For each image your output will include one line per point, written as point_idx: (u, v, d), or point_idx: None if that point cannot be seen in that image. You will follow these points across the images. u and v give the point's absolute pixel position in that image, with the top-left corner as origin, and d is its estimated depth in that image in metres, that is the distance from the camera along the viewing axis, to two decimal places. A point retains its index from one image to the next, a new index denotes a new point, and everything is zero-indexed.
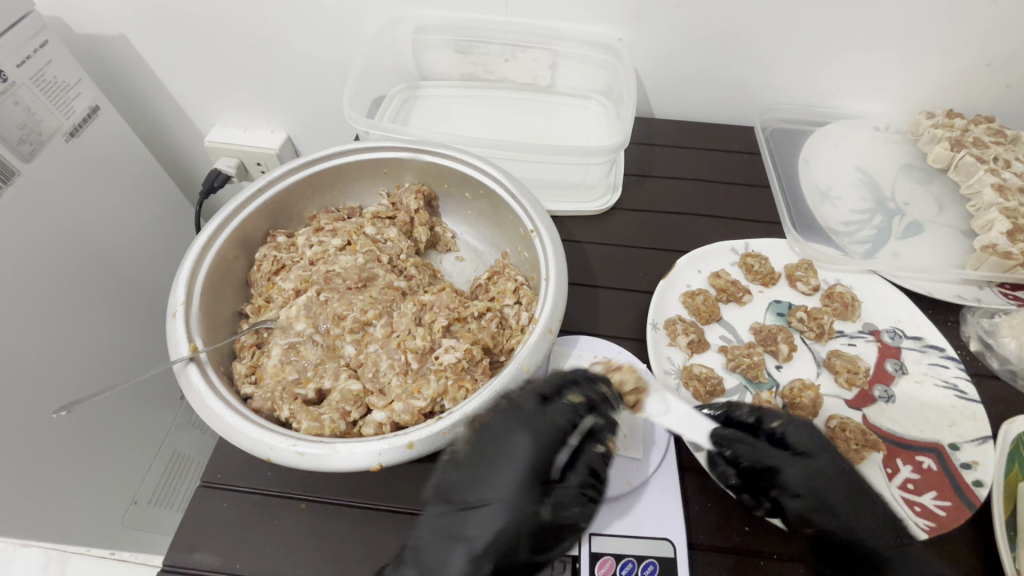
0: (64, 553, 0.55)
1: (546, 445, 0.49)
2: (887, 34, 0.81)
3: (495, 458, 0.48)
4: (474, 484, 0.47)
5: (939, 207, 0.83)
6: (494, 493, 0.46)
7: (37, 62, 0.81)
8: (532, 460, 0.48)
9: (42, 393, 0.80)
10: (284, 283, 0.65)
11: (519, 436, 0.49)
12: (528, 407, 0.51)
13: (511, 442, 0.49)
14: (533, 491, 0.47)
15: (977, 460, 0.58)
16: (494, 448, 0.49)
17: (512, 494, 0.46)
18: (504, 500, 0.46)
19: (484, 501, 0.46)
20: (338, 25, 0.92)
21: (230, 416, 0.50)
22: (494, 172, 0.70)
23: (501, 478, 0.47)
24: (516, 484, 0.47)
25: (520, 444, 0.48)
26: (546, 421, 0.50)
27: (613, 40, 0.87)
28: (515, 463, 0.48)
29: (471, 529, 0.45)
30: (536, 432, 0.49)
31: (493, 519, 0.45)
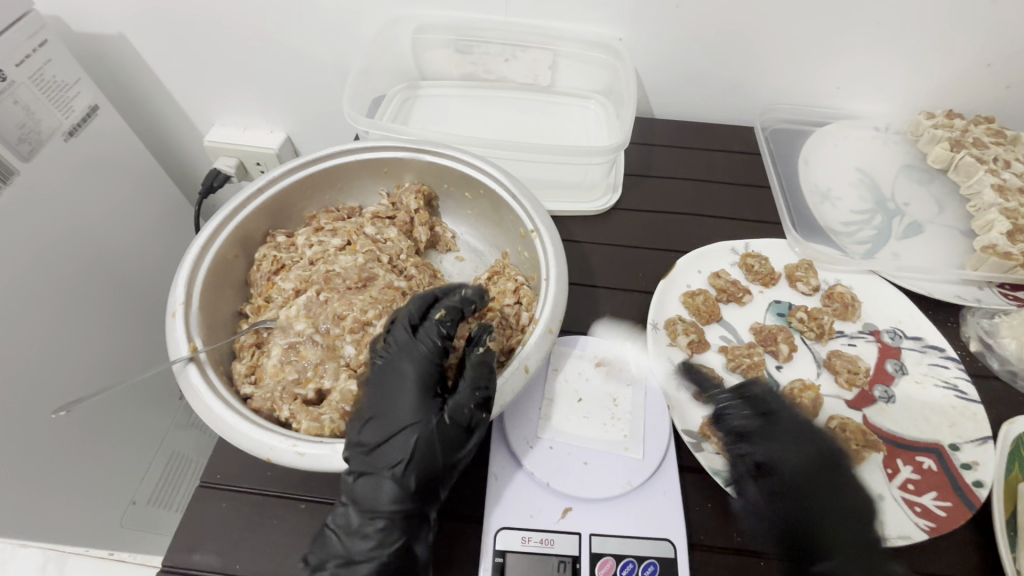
0: (61, 553, 0.55)
1: (425, 363, 0.55)
2: (887, 35, 0.81)
3: (393, 390, 0.54)
4: (379, 413, 0.53)
5: (939, 207, 0.83)
6: (402, 413, 0.52)
7: (37, 61, 0.81)
8: (419, 379, 0.54)
9: (41, 394, 0.80)
10: (284, 283, 0.65)
11: (401, 364, 0.55)
12: (402, 338, 0.56)
13: (396, 371, 0.54)
14: (427, 403, 0.53)
15: (978, 461, 0.58)
16: (384, 380, 0.54)
17: (413, 412, 0.52)
18: (399, 421, 0.52)
19: (391, 426, 0.52)
20: (337, 25, 0.91)
21: (230, 416, 0.50)
22: (494, 172, 0.70)
23: (402, 401, 0.53)
24: (409, 405, 0.53)
25: (403, 370, 0.54)
26: (420, 348, 0.56)
27: (613, 40, 0.87)
28: (407, 386, 0.54)
29: (392, 454, 0.51)
30: (414, 359, 0.55)
31: (405, 436, 0.51)
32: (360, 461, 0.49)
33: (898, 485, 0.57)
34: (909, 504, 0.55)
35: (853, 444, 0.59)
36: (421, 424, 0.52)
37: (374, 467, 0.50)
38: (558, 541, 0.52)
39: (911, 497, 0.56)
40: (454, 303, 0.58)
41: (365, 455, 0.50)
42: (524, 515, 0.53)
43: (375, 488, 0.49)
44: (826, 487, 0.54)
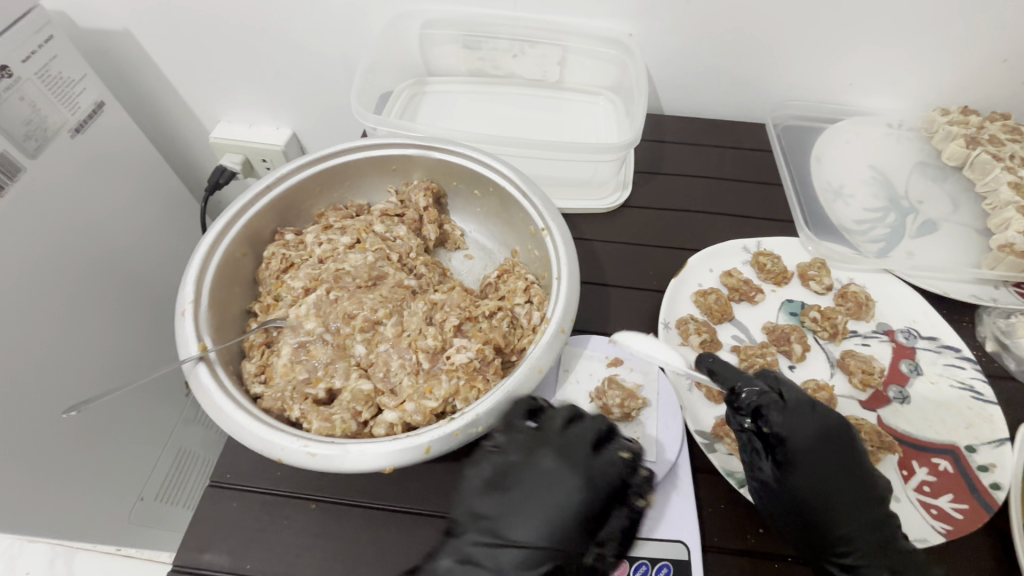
0: (71, 549, 0.55)
1: (598, 496, 0.50)
2: (902, 30, 0.80)
3: (537, 499, 0.50)
4: (516, 517, 0.49)
5: (954, 205, 0.82)
6: (542, 534, 0.48)
7: (43, 57, 0.80)
8: (578, 510, 0.49)
9: (48, 392, 0.80)
10: (293, 281, 0.64)
11: (571, 480, 0.50)
12: (581, 452, 0.52)
13: (557, 488, 0.50)
14: (571, 534, 0.48)
15: (995, 463, 0.57)
16: (540, 489, 0.50)
17: (553, 536, 0.48)
18: (537, 541, 0.48)
19: (528, 541, 0.48)
20: (344, 20, 0.91)
21: (240, 416, 0.50)
22: (505, 170, 0.69)
23: (551, 520, 0.49)
24: (554, 528, 0.48)
25: (570, 488, 0.50)
26: (595, 470, 0.51)
27: (623, 35, 0.86)
28: (562, 507, 0.49)
29: (505, 564, 0.47)
30: (584, 482, 0.50)
31: (532, 555, 0.48)
32: (483, 546, 0.48)
33: (913, 487, 0.57)
34: (925, 506, 0.55)
35: (868, 446, 0.58)
36: (552, 553, 0.48)
37: (486, 562, 0.48)
38: None
39: (926, 500, 0.56)
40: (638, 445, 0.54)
41: (491, 546, 0.48)
42: None
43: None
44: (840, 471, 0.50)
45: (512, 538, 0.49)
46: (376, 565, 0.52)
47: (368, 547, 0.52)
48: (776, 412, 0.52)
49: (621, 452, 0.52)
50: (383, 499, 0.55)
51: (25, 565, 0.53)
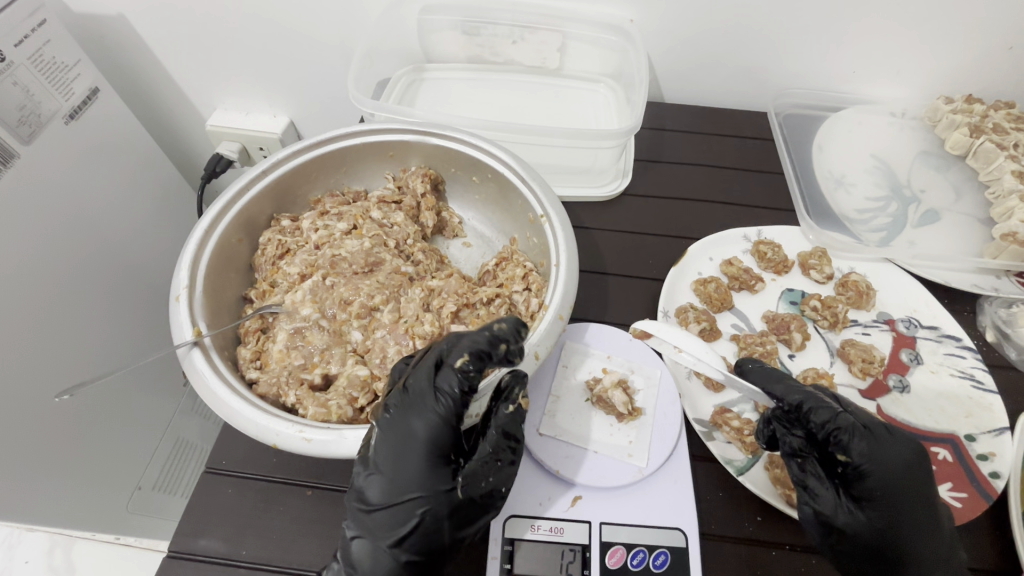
0: (68, 537, 0.54)
1: (441, 427, 0.48)
2: (908, 16, 0.79)
3: (393, 449, 0.47)
4: (384, 476, 0.47)
5: (957, 195, 0.81)
6: (408, 489, 0.47)
7: (36, 41, 0.79)
8: (429, 443, 0.47)
9: (42, 377, 0.79)
10: (289, 267, 0.63)
11: (413, 423, 0.48)
12: (417, 387, 0.49)
13: (401, 434, 0.48)
14: (434, 471, 0.47)
15: (994, 452, 0.57)
16: (387, 442, 0.48)
17: (421, 485, 0.47)
18: (403, 491, 0.47)
19: (395, 491, 0.47)
20: (341, 8, 0.90)
21: (235, 401, 0.49)
22: (503, 156, 0.68)
23: (405, 470, 0.47)
24: (414, 477, 0.47)
25: (413, 433, 0.48)
26: (432, 401, 0.48)
27: (625, 22, 0.85)
28: (416, 449, 0.47)
29: (382, 519, 0.46)
30: (424, 414, 0.48)
31: (408, 514, 0.46)
32: (358, 519, 0.47)
33: None
34: None
35: None
36: (429, 497, 0.46)
37: (367, 530, 0.47)
38: (568, 530, 0.51)
39: None
40: (479, 343, 0.48)
41: (366, 516, 0.47)
42: (534, 502, 0.53)
43: (364, 555, 0.46)
44: (909, 500, 0.48)
45: (379, 499, 0.47)
46: None
47: None
48: (858, 437, 0.49)
49: (453, 361, 0.48)
50: None
51: (23, 553, 0.53)
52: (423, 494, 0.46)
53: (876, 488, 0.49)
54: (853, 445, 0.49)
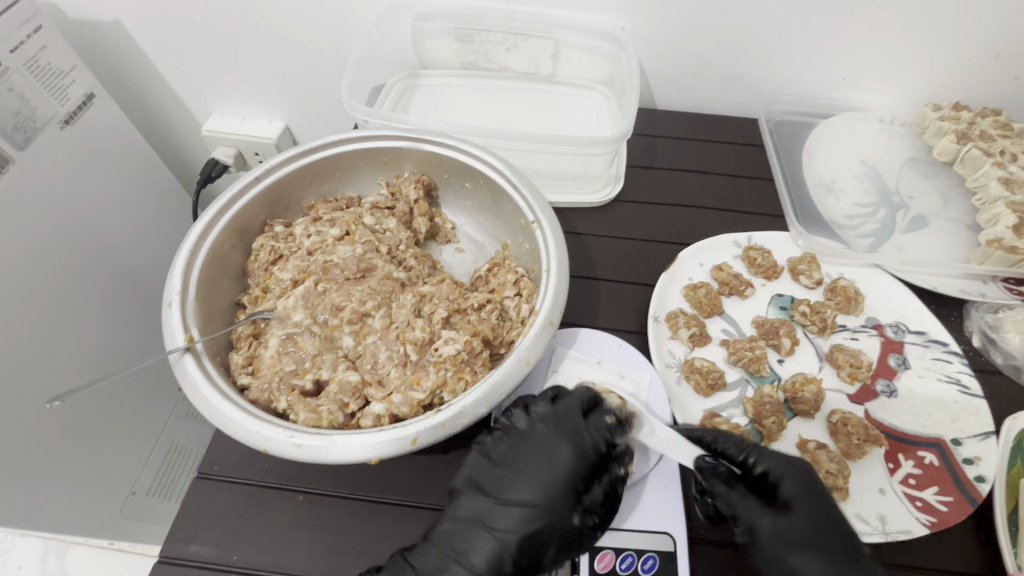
0: (62, 543, 0.54)
1: (587, 458, 0.52)
2: (895, 25, 0.80)
3: (535, 460, 0.52)
4: (519, 486, 0.51)
5: (944, 201, 0.82)
6: (538, 498, 0.50)
7: (31, 47, 0.80)
8: (569, 470, 0.51)
9: (36, 383, 0.79)
10: (282, 273, 0.64)
11: (564, 444, 0.52)
12: (573, 417, 0.54)
13: (548, 451, 0.52)
14: (567, 496, 0.50)
15: (980, 456, 0.58)
16: (531, 452, 0.53)
17: (550, 500, 0.50)
18: (536, 499, 0.50)
19: (525, 499, 0.50)
20: (336, 15, 0.90)
21: (226, 407, 0.50)
22: (494, 162, 0.68)
23: (545, 480, 0.51)
24: (550, 492, 0.50)
25: (563, 456, 0.52)
26: (586, 434, 0.53)
27: (617, 29, 0.86)
28: (557, 470, 0.51)
29: (501, 521, 0.49)
30: (576, 443, 0.52)
31: (530, 520, 0.49)
32: (480, 507, 0.50)
33: (899, 480, 0.57)
34: (910, 499, 0.55)
35: (854, 438, 0.58)
36: (551, 513, 0.49)
37: (486, 523, 0.49)
38: None
39: (912, 492, 0.56)
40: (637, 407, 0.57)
41: (489, 508, 0.50)
42: None
43: (477, 546, 0.48)
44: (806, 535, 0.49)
45: (506, 500, 0.50)
46: (362, 557, 0.52)
47: (355, 538, 0.53)
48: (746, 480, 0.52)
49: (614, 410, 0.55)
50: (372, 490, 0.55)
51: (16, 560, 0.53)
52: (549, 510, 0.49)
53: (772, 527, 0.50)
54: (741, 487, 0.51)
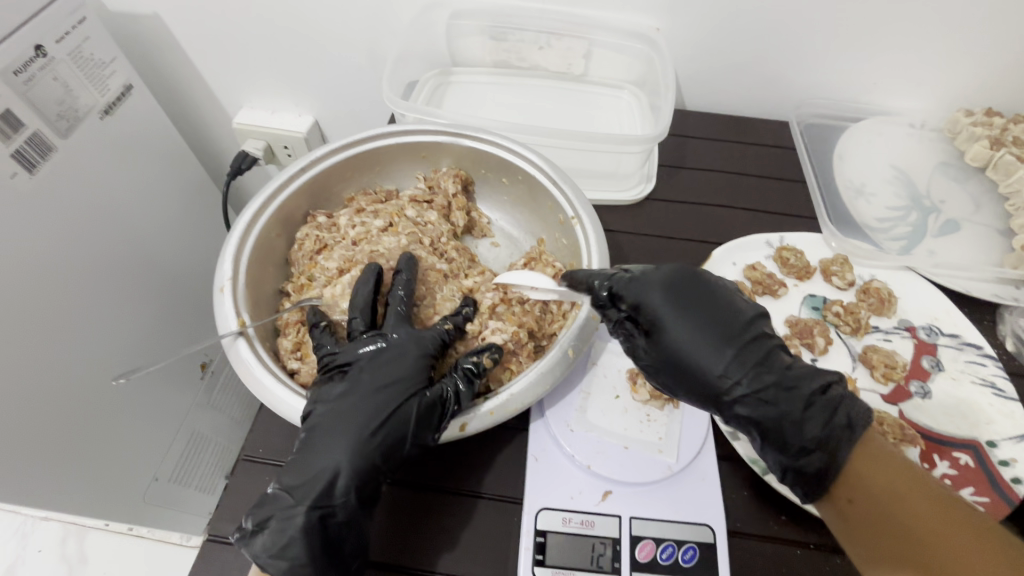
0: (80, 528, 0.57)
1: (421, 350, 0.55)
2: (928, 31, 0.81)
3: (378, 359, 0.54)
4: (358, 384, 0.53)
5: (976, 206, 0.82)
6: (388, 387, 0.52)
7: (75, 38, 0.82)
8: (414, 359, 0.54)
9: (100, 364, 0.88)
10: (327, 262, 0.65)
11: (403, 346, 0.55)
12: (403, 326, 0.57)
13: (389, 350, 0.55)
14: (414, 385, 0.53)
15: (1015, 458, 0.58)
16: (373, 356, 0.54)
17: (400, 385, 0.53)
18: (383, 392, 0.52)
19: (377, 387, 0.52)
20: (371, 11, 0.92)
21: (282, 391, 0.52)
22: (533, 157, 0.69)
23: (391, 372, 0.53)
24: (400, 377, 0.53)
25: (402, 351, 0.55)
26: (422, 335, 0.57)
27: (650, 29, 0.87)
28: (399, 360, 0.54)
29: (359, 413, 0.51)
30: (413, 340, 0.56)
31: (386, 406, 0.51)
32: (336, 410, 0.51)
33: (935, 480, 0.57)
34: None
35: (891, 438, 0.59)
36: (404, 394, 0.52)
37: (346, 424, 0.50)
38: (599, 523, 0.53)
39: None
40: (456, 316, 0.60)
41: (342, 407, 0.51)
42: (566, 497, 0.54)
43: (337, 443, 0.49)
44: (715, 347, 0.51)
45: (364, 396, 0.52)
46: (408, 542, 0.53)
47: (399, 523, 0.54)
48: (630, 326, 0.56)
49: (445, 325, 0.58)
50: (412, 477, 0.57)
51: (37, 542, 0.55)
52: (401, 395, 0.52)
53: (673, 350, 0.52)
54: (637, 335, 0.55)
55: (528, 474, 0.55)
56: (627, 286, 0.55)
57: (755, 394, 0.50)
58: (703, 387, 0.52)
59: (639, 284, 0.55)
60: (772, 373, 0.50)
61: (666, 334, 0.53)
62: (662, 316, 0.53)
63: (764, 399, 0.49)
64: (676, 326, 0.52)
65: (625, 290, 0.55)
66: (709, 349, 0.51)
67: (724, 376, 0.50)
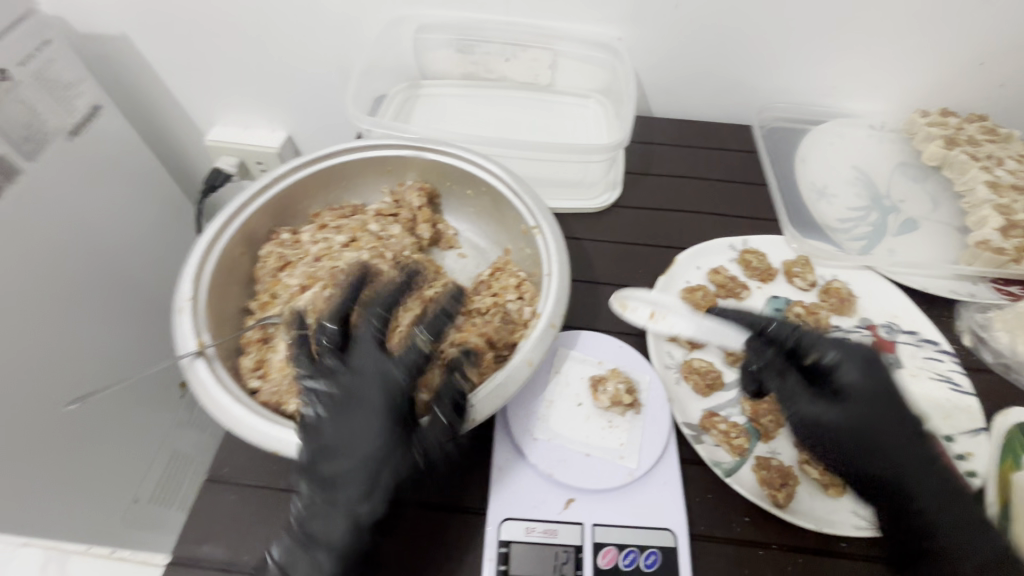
0: (64, 553, 0.51)
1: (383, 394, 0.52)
2: (881, 35, 0.83)
3: (347, 422, 0.51)
4: (342, 444, 0.50)
5: (934, 204, 0.84)
6: (362, 458, 0.49)
7: (40, 60, 0.82)
8: (377, 408, 0.51)
9: (53, 386, 0.83)
10: (290, 279, 0.66)
11: (362, 398, 0.52)
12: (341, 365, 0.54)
13: (347, 412, 0.51)
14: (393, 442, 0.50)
15: (971, 452, 0.60)
16: (339, 423, 0.51)
17: (376, 450, 0.50)
18: (361, 466, 0.49)
19: (351, 465, 0.49)
20: (338, 26, 0.93)
21: (238, 410, 0.51)
22: (495, 169, 0.71)
23: (356, 444, 0.50)
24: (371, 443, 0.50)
25: (363, 405, 0.51)
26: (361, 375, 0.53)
27: (613, 39, 0.89)
28: (356, 421, 0.51)
29: (322, 517, 0.48)
30: (356, 387, 0.52)
31: (366, 484, 0.49)
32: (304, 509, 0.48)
33: None
34: None
35: None
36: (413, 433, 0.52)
37: (316, 531, 0.47)
38: (562, 531, 0.53)
39: None
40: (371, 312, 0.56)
41: (311, 507, 0.48)
42: (528, 506, 0.54)
43: (305, 558, 0.47)
44: (896, 419, 0.52)
45: (330, 485, 0.49)
46: None
47: None
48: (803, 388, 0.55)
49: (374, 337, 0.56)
50: None
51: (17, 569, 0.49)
52: (378, 467, 0.49)
53: (857, 420, 0.52)
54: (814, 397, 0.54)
55: (490, 484, 0.56)
56: (827, 345, 0.56)
57: (939, 489, 0.49)
58: (884, 458, 0.51)
59: (836, 347, 0.56)
60: (942, 473, 0.50)
61: (860, 402, 0.53)
62: (854, 382, 0.54)
63: (944, 494, 0.49)
64: (870, 395, 0.53)
65: (823, 346, 0.56)
66: (898, 414, 0.52)
67: (910, 457, 0.50)
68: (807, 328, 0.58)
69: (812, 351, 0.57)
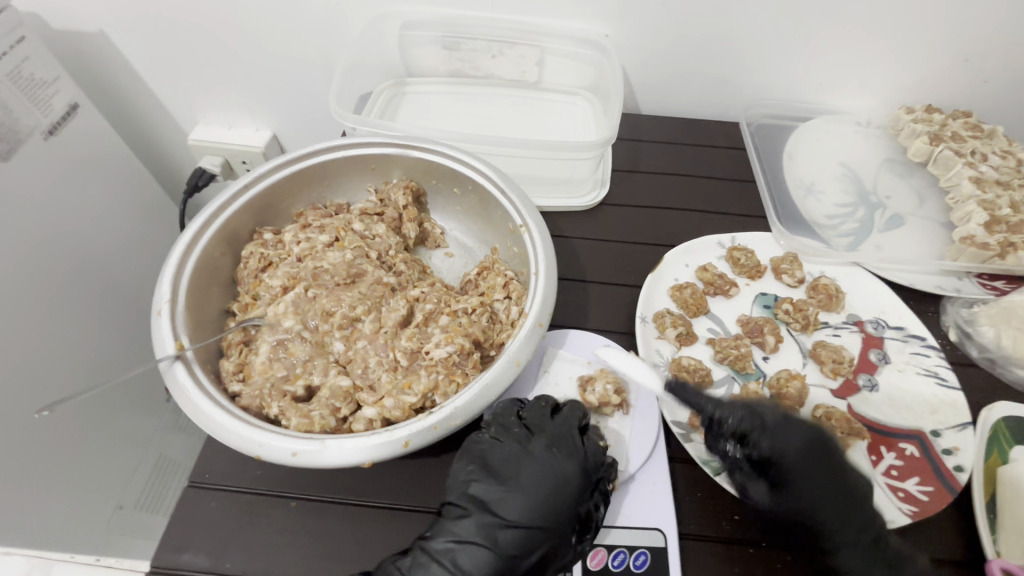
0: (49, 560, 0.52)
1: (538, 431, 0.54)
2: (867, 32, 0.83)
3: (513, 450, 0.53)
4: (505, 466, 0.52)
5: (920, 200, 0.85)
6: (540, 479, 0.51)
7: (14, 58, 0.80)
8: (530, 443, 0.53)
9: (23, 395, 0.79)
10: (271, 280, 0.64)
11: (521, 433, 0.54)
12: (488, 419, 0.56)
13: (522, 446, 0.53)
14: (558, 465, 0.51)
15: (958, 446, 0.59)
16: (504, 454, 0.53)
17: (538, 471, 0.52)
18: (539, 485, 0.51)
19: (527, 486, 0.51)
20: (322, 23, 0.91)
21: (217, 414, 0.50)
22: (481, 167, 0.70)
23: (541, 468, 0.52)
24: (545, 465, 0.52)
25: (529, 438, 0.54)
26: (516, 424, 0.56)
27: (600, 36, 0.88)
28: (521, 451, 0.53)
29: (486, 534, 0.49)
30: (514, 428, 0.55)
31: (535, 505, 0.50)
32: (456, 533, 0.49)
33: (881, 472, 0.58)
34: (893, 490, 0.57)
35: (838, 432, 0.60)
36: (538, 434, 0.54)
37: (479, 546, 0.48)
38: None
39: (895, 483, 0.57)
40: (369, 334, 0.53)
41: (479, 526, 0.49)
42: None
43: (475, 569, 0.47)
44: (832, 510, 0.50)
45: (503, 507, 0.50)
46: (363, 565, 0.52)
47: (351, 544, 0.53)
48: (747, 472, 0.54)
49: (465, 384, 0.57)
50: (367, 496, 0.56)
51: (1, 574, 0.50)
52: (557, 485, 0.51)
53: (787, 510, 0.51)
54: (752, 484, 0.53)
55: None
56: (767, 435, 0.53)
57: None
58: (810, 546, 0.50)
59: (775, 436, 0.52)
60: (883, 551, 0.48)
61: (794, 494, 0.51)
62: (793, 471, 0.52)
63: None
64: (807, 487, 0.51)
65: (764, 434, 0.53)
66: (834, 503, 0.50)
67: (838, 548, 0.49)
68: (752, 417, 0.54)
69: (755, 440, 0.53)
